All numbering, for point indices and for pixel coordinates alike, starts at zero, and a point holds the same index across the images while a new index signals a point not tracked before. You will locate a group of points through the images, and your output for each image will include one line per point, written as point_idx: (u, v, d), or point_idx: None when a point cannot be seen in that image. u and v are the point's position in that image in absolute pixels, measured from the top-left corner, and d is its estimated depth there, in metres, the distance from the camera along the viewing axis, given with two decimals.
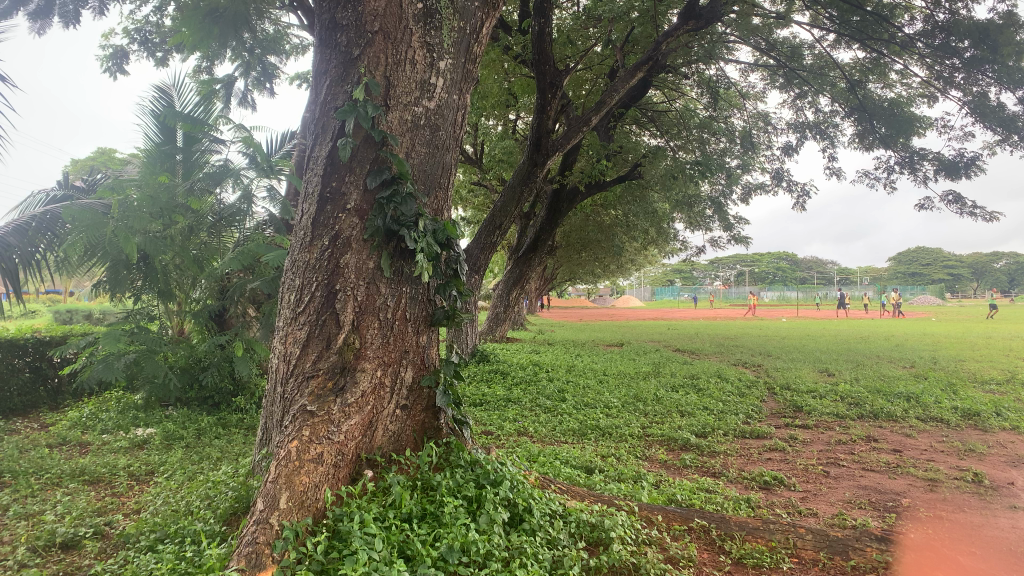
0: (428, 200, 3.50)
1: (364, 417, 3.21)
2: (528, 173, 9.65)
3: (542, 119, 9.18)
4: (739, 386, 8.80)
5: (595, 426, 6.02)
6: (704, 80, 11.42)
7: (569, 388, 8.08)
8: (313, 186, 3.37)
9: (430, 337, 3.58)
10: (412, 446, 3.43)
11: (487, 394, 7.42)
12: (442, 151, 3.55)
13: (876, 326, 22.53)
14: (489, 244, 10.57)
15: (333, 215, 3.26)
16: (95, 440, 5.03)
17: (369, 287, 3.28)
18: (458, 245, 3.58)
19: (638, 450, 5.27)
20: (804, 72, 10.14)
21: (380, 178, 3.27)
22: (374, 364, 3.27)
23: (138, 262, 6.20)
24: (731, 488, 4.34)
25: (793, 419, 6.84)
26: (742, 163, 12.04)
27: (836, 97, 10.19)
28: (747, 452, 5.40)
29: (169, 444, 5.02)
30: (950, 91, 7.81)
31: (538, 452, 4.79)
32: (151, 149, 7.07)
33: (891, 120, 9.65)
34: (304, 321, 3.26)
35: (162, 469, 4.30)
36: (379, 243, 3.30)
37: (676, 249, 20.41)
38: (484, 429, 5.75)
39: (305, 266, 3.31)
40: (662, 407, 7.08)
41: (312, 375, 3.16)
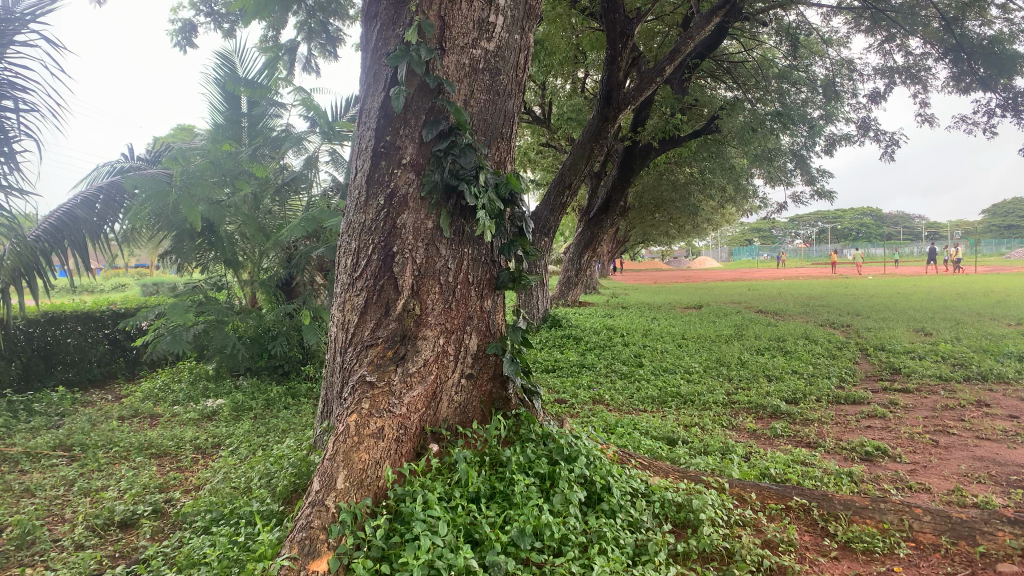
0: (489, 151, 3.21)
1: (427, 387, 2.99)
2: (598, 130, 9.20)
3: (612, 72, 8.72)
4: (829, 348, 8.29)
5: (676, 393, 5.70)
6: (784, 27, 10.83)
7: (647, 352, 7.75)
8: (366, 140, 3.13)
9: (496, 302, 3.31)
10: (480, 419, 3.19)
11: (561, 360, 7.17)
12: (505, 97, 3.24)
13: (976, 283, 21.26)
14: (559, 205, 10.21)
15: (388, 171, 3.02)
16: (165, 412, 5.01)
17: (429, 250, 3.04)
18: (523, 201, 3.27)
19: (723, 418, 4.93)
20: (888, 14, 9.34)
21: (437, 129, 2.99)
22: (437, 331, 3.04)
23: (203, 232, 6.15)
24: (830, 460, 3.97)
25: (891, 383, 6.35)
26: (826, 113, 11.30)
27: (928, 39, 9.33)
28: (844, 419, 4.98)
29: (238, 415, 4.94)
30: None
31: (616, 423, 4.50)
32: (217, 119, 7.02)
33: (992, 61, 8.81)
34: (361, 287, 3.05)
35: (229, 442, 4.19)
36: (439, 200, 3.03)
37: (756, 206, 19.59)
38: (559, 397, 5.51)
39: (361, 227, 3.08)
40: (747, 371, 6.69)
41: (371, 344, 2.97)
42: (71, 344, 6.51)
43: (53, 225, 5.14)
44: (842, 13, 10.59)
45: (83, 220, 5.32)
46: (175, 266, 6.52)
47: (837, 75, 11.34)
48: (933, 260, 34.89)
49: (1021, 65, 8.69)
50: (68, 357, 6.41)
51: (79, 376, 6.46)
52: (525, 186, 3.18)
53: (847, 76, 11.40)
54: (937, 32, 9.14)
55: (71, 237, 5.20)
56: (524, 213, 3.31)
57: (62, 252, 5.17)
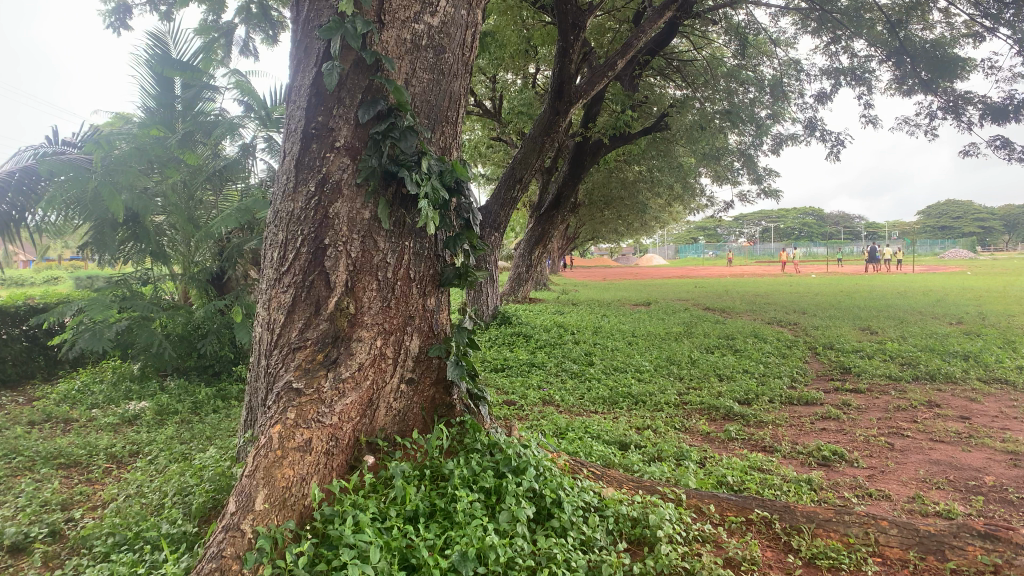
0: (433, 136, 2.95)
1: (362, 394, 2.73)
2: (550, 123, 8.96)
3: (563, 64, 8.51)
4: (779, 347, 8.23)
5: (627, 393, 5.52)
6: (734, 26, 10.78)
7: (597, 351, 7.57)
8: (295, 121, 2.84)
9: (439, 300, 3.06)
10: (420, 427, 2.93)
11: (509, 359, 6.95)
12: (450, 77, 2.98)
13: (915, 281, 21.70)
14: (510, 200, 9.93)
15: (320, 155, 2.74)
16: (82, 416, 4.62)
17: (365, 242, 2.77)
18: (470, 191, 3.03)
19: (677, 420, 4.76)
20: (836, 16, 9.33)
21: (374, 110, 2.72)
22: (373, 333, 2.78)
23: (125, 222, 5.77)
24: (787, 466, 3.82)
25: (842, 382, 6.29)
26: (773, 113, 11.30)
27: (873, 42, 9.35)
28: (798, 421, 4.86)
29: (161, 419, 4.58)
30: (998, 30, 7.27)
31: (566, 426, 4.28)
32: (147, 102, 6.50)
33: (933, 64, 8.87)
34: (289, 283, 2.77)
35: (147, 449, 3.85)
36: (376, 188, 2.77)
37: (704, 204, 19.67)
38: (506, 399, 5.27)
39: (289, 217, 2.80)
40: (698, 370, 6.56)
41: (299, 347, 2.69)
42: None
43: None
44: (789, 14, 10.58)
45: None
46: (92, 258, 6.13)
47: (785, 75, 11.35)
48: (874, 259, 35.71)
49: (962, 69, 8.74)
50: None
51: None
52: (472, 174, 2.94)
53: (794, 76, 11.42)
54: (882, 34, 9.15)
55: None
56: (470, 204, 3.06)
57: None
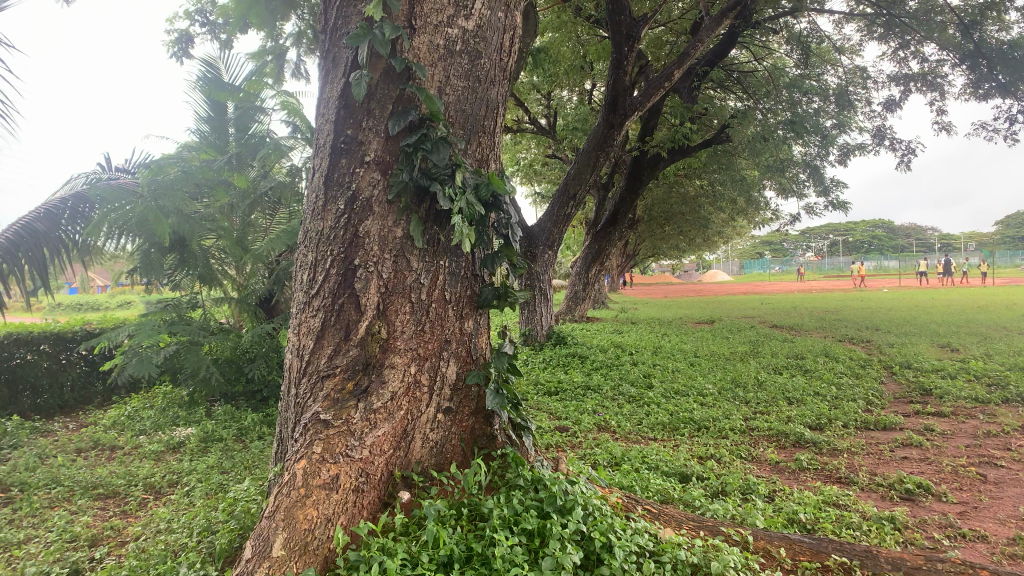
0: (469, 148, 2.76)
1: (396, 425, 2.53)
2: (604, 137, 8.70)
3: (617, 77, 8.27)
4: (852, 367, 7.76)
5: (688, 418, 5.20)
6: (794, 35, 10.39)
7: (657, 372, 7.26)
8: (325, 135, 2.69)
9: (478, 323, 2.85)
10: (459, 461, 2.71)
11: (564, 381, 6.70)
12: (487, 85, 2.78)
13: (995, 295, 20.59)
14: (564, 217, 9.63)
15: (349, 170, 2.58)
16: (127, 444, 4.56)
17: (397, 262, 2.59)
18: (509, 205, 2.82)
19: (743, 448, 4.45)
20: (906, 22, 8.82)
21: (405, 120, 2.55)
22: (407, 359, 2.59)
23: (173, 246, 5.75)
24: (866, 500, 3.47)
25: (923, 406, 5.82)
26: (839, 123, 10.83)
27: (944, 46, 8.82)
28: (875, 449, 4.47)
29: (205, 447, 4.48)
30: None
31: (622, 456, 4.02)
32: (201, 126, 6.49)
33: (1011, 66, 8.33)
34: (318, 307, 2.60)
35: (186, 479, 3.74)
36: (409, 204, 2.59)
37: (768, 219, 19.08)
38: (559, 425, 5.03)
39: (318, 237, 2.64)
40: (765, 393, 6.18)
41: (327, 375, 2.52)
42: (41, 367, 6.10)
43: (8, 241, 4.24)
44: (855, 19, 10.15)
45: (45, 235, 4.51)
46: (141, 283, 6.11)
47: (851, 83, 10.88)
48: (950, 273, 34.23)
49: None
50: (35, 380, 5.99)
51: (49, 401, 6.04)
52: (510, 187, 2.73)
53: (860, 84, 10.94)
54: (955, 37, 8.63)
55: (28, 251, 4.34)
56: (511, 219, 2.85)
57: (18, 267, 4.25)
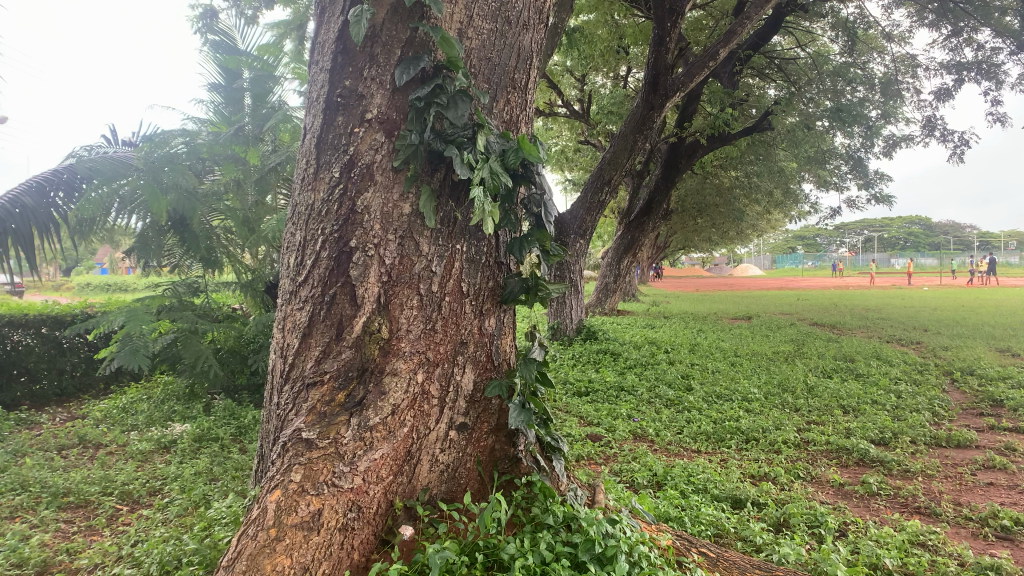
0: (495, 105, 2.25)
1: (398, 446, 2.06)
2: (643, 119, 8.10)
3: (659, 55, 7.66)
4: (909, 372, 7.14)
5: (735, 427, 4.67)
6: (841, 21, 9.72)
7: (696, 372, 6.72)
8: (319, 87, 2.21)
9: (502, 321, 2.35)
10: (475, 490, 2.22)
11: (595, 381, 6.19)
12: (518, 29, 2.28)
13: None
14: (597, 203, 8.97)
15: (346, 130, 2.10)
16: (116, 442, 4.14)
17: (403, 245, 2.10)
18: (542, 178, 2.32)
19: (801, 466, 3.92)
20: (958, 7, 8.09)
21: (416, 67, 2.05)
22: (413, 364, 2.10)
23: (172, 225, 5.30)
24: (958, 541, 2.91)
25: (998, 420, 5.22)
26: (883, 113, 10.13)
27: (999, 33, 8.04)
28: (955, 472, 3.90)
29: (199, 447, 4.05)
30: None
31: (665, 474, 3.52)
32: (214, 98, 6.00)
33: None
34: (306, 298, 2.12)
35: (167, 489, 3.29)
36: (420, 172, 2.10)
37: (806, 213, 18.38)
38: (590, 432, 4.51)
39: (309, 212, 2.16)
40: (817, 400, 5.62)
41: (314, 383, 2.04)
42: (38, 351, 5.72)
43: None
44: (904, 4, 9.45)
45: (33, 211, 4.03)
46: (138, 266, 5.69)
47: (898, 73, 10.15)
48: (993, 272, 33.06)
49: None
50: (32, 366, 5.62)
51: (46, 389, 5.67)
52: (545, 156, 2.23)
53: (909, 73, 10.23)
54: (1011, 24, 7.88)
55: (15, 229, 3.85)
56: (544, 195, 2.34)
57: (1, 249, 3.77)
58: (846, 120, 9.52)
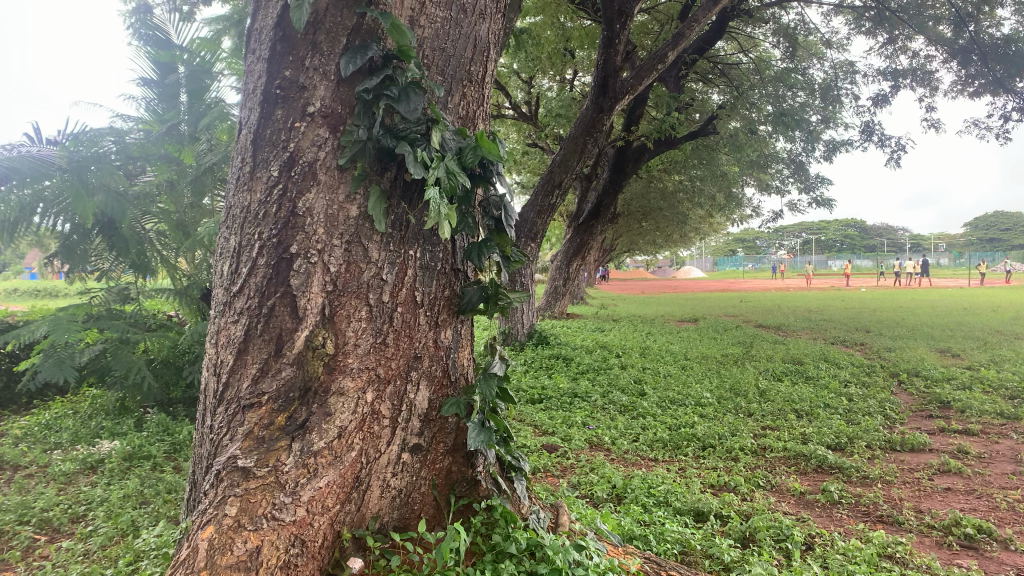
0: (450, 99, 2.08)
1: (344, 472, 1.88)
2: (593, 122, 7.97)
3: (608, 56, 7.56)
4: (857, 374, 7.18)
5: (691, 434, 4.58)
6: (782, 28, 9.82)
7: (649, 377, 6.64)
8: (255, 77, 2.01)
9: (458, 333, 2.18)
10: (429, 516, 2.05)
11: (548, 387, 6.05)
12: (475, 18, 2.13)
13: (977, 296, 20.24)
14: (547, 206, 8.87)
15: (287, 125, 1.90)
16: (37, 463, 3.83)
17: (350, 251, 1.92)
18: (501, 179, 2.16)
19: (759, 474, 3.84)
20: (893, 16, 8.12)
21: (364, 57, 1.87)
22: (361, 383, 1.92)
23: (99, 229, 4.97)
24: (925, 553, 2.84)
25: (947, 422, 5.25)
26: (823, 118, 10.25)
27: (935, 40, 8.14)
28: (912, 478, 3.87)
29: (130, 466, 3.77)
30: None
31: (624, 486, 3.41)
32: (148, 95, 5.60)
33: (1009, 63, 7.70)
34: (241, 310, 1.92)
35: (92, 515, 3.02)
36: (369, 171, 1.92)
37: (750, 216, 18.63)
38: (545, 443, 4.35)
39: (244, 215, 1.96)
40: (770, 404, 5.58)
41: (250, 405, 1.84)
42: None
43: None
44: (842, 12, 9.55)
45: None
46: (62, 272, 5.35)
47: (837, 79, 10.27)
48: (926, 273, 34.08)
49: None
50: None
51: None
52: (504, 155, 2.07)
53: (846, 79, 10.37)
54: (945, 33, 7.98)
55: None
56: (503, 197, 2.19)
57: None
58: (788, 124, 9.58)
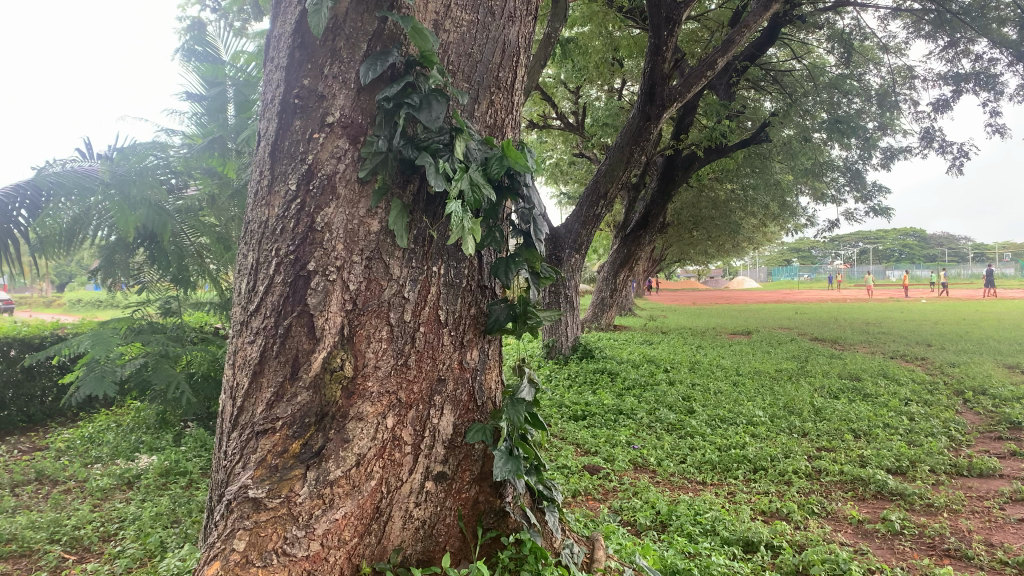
0: (477, 107, 1.97)
1: (363, 502, 1.77)
2: (640, 130, 7.78)
3: (656, 64, 7.37)
4: (918, 391, 6.85)
5: (742, 455, 4.37)
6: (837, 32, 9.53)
7: (697, 393, 6.42)
8: (275, 86, 1.92)
9: (487, 354, 2.06)
10: (454, 550, 1.93)
11: (592, 404, 5.88)
12: (503, 21, 2.02)
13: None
14: (593, 217, 8.70)
15: (305, 136, 1.81)
16: (76, 478, 3.82)
17: (371, 268, 1.81)
18: (531, 191, 2.04)
19: (815, 500, 3.62)
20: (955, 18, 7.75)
21: (384, 64, 1.77)
22: (381, 408, 1.81)
23: (142, 241, 5.05)
24: None
25: (1019, 445, 4.93)
26: (881, 125, 9.88)
27: (998, 43, 7.77)
28: (982, 506, 3.61)
29: (167, 482, 3.74)
30: None
31: (670, 512, 3.24)
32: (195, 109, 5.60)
33: None
34: (257, 330, 1.83)
35: (122, 534, 2.98)
36: (390, 184, 1.82)
37: (803, 226, 18.17)
38: (588, 463, 4.19)
39: (262, 230, 1.87)
40: (826, 424, 5.33)
41: (265, 431, 1.75)
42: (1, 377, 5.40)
43: None
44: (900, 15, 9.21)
45: None
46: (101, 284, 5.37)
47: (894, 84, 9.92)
48: (990, 284, 32.81)
49: None
50: None
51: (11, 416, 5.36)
52: (533, 166, 1.96)
53: (904, 84, 9.99)
54: (1010, 35, 7.60)
55: None
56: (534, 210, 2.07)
57: None
58: (843, 132, 9.23)
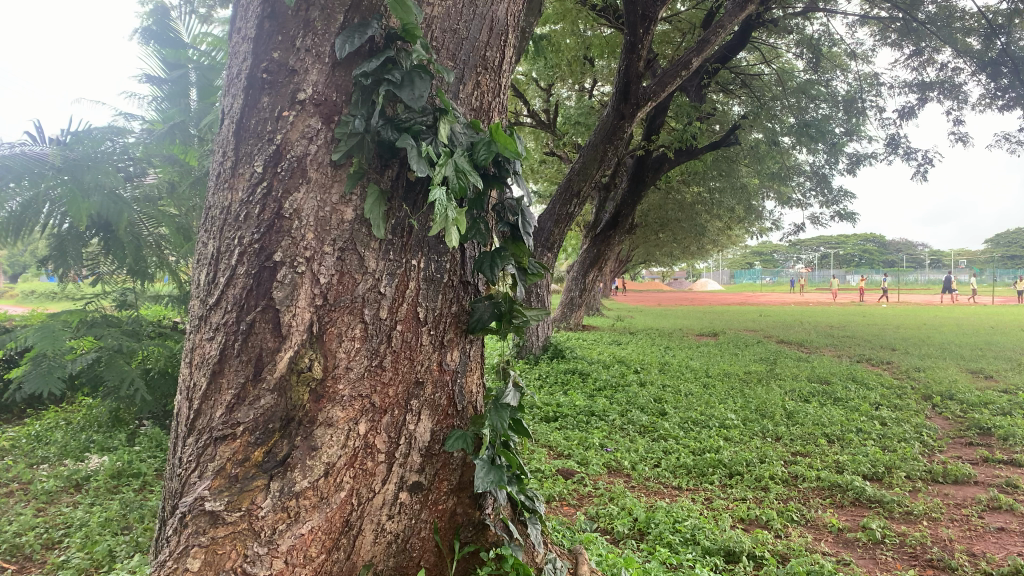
0: (462, 87, 1.83)
1: (330, 514, 1.62)
2: (613, 128, 7.66)
3: (630, 61, 7.26)
4: (887, 396, 6.84)
5: (716, 459, 4.29)
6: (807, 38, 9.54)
7: (668, 395, 6.34)
8: (242, 58, 1.76)
9: (468, 354, 1.92)
10: (430, 565, 1.80)
11: (563, 405, 5.76)
12: None
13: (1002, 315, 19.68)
14: (565, 216, 8.59)
15: (274, 113, 1.65)
16: (19, 479, 3.60)
17: (344, 259, 1.66)
18: (518, 180, 1.91)
19: (794, 507, 3.54)
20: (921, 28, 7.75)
21: (361, 36, 1.62)
22: (353, 413, 1.66)
23: (95, 231, 4.75)
24: None
25: (990, 451, 4.92)
26: (847, 130, 9.89)
27: (961, 55, 7.80)
28: (961, 514, 3.56)
29: (118, 485, 3.53)
30: None
31: (647, 519, 3.13)
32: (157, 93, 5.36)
33: None
34: (217, 326, 1.66)
35: (68, 542, 2.78)
36: (367, 168, 1.67)
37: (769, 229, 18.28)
38: (562, 467, 4.06)
39: (224, 216, 1.70)
40: (799, 428, 5.27)
41: (224, 437, 1.58)
42: None
43: None
44: (869, 22, 9.25)
45: None
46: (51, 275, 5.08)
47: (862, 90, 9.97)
48: (948, 290, 33.41)
49: None
50: None
51: None
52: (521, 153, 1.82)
53: (871, 91, 10.04)
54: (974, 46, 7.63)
55: None
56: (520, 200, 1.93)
57: None
58: (813, 136, 9.21)
